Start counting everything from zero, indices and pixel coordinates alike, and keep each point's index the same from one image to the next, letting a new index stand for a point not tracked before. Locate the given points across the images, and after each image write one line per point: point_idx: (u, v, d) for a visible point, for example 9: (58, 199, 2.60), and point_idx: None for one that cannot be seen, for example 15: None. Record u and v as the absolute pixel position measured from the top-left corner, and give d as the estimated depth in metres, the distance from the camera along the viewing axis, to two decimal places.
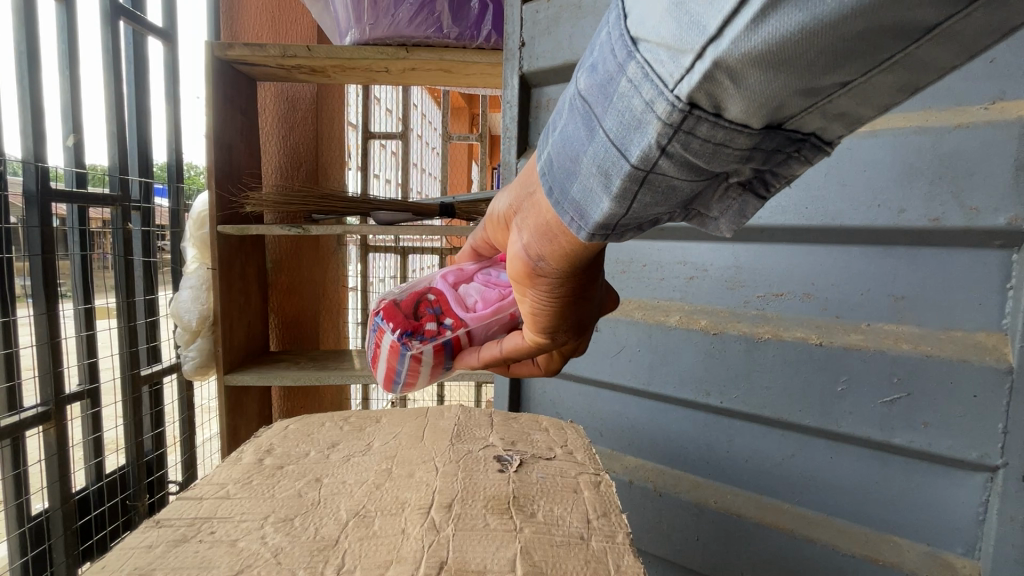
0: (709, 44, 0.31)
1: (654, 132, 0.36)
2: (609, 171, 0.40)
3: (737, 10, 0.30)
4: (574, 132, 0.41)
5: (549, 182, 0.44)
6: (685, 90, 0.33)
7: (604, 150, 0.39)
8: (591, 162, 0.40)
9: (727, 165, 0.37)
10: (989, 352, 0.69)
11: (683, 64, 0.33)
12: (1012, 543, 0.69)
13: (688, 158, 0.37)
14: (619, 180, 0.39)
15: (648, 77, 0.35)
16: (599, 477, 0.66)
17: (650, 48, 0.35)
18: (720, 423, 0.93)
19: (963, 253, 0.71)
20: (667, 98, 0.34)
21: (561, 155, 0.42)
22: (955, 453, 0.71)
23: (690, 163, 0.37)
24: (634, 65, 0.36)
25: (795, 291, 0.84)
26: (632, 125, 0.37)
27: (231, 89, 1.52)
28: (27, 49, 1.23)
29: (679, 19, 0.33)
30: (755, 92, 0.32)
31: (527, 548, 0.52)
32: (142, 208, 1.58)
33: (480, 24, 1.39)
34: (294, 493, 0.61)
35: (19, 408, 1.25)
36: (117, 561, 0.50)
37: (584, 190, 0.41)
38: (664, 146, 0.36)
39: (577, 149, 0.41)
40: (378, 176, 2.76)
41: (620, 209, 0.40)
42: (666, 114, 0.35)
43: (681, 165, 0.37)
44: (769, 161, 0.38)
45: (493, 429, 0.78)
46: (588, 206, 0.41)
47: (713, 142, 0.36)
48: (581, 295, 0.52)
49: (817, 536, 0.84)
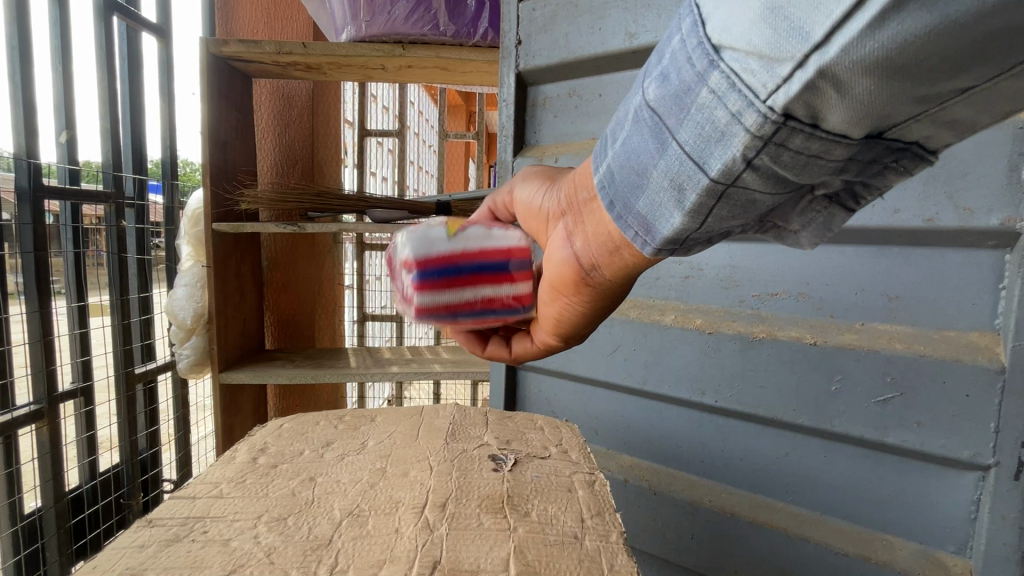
0: (813, 52, 0.33)
1: (741, 144, 0.38)
2: (683, 184, 0.43)
3: (847, 18, 0.31)
4: (639, 144, 0.44)
5: (612, 194, 0.46)
6: (780, 101, 0.36)
7: (677, 163, 0.42)
8: (662, 174, 0.43)
9: (818, 174, 0.40)
10: (982, 351, 0.69)
11: (780, 74, 0.35)
12: (1004, 542, 0.69)
13: (776, 169, 0.40)
14: (693, 191, 0.42)
15: (735, 87, 0.37)
16: (594, 476, 0.66)
17: (737, 58, 0.37)
18: (715, 422, 0.93)
19: (957, 253, 0.71)
20: (758, 109, 0.37)
21: (628, 167, 0.45)
22: (948, 453, 0.72)
23: (778, 173, 0.40)
24: (718, 74, 0.38)
25: (791, 290, 0.84)
26: (713, 136, 0.40)
27: (226, 85, 1.52)
28: (19, 44, 1.21)
29: (775, 26, 0.34)
30: (860, 102, 0.34)
31: (520, 548, 0.52)
32: (136, 205, 1.57)
33: (477, 21, 1.39)
34: (288, 493, 0.61)
35: (13, 405, 1.25)
36: (109, 560, 0.50)
37: (650, 203, 0.44)
38: (750, 158, 0.39)
39: (646, 162, 0.44)
40: (375, 174, 2.75)
41: (693, 223, 0.44)
42: (756, 125, 0.37)
43: (766, 175, 0.40)
44: (864, 172, 0.41)
45: (488, 428, 0.78)
46: (656, 222, 0.44)
47: (806, 154, 0.38)
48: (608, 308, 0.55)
49: (810, 534, 0.84)
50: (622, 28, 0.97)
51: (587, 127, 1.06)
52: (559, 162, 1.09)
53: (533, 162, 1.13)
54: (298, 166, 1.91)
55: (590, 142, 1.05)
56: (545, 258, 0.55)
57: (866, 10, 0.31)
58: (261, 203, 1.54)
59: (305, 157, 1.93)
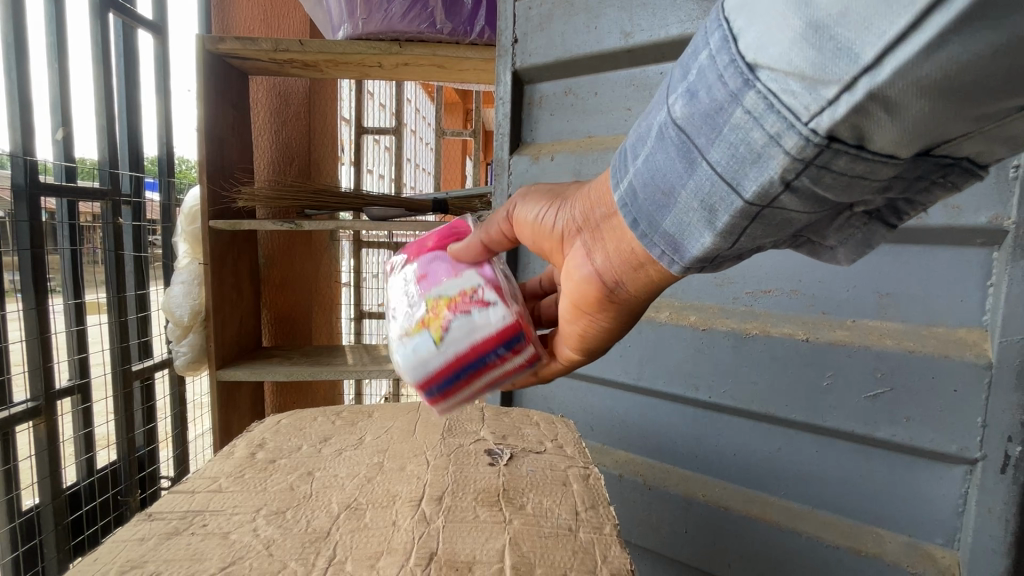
0: (862, 74, 0.33)
1: (779, 166, 0.38)
2: (715, 205, 0.42)
3: (900, 38, 0.32)
4: (666, 164, 0.44)
5: (636, 212, 0.46)
6: (824, 123, 0.35)
7: (707, 184, 0.42)
8: (693, 195, 0.43)
9: (861, 195, 0.40)
10: (970, 348, 0.71)
11: (825, 95, 0.35)
12: (991, 535, 0.70)
13: (815, 192, 0.39)
14: (725, 213, 0.42)
15: (772, 107, 0.37)
16: (588, 471, 0.67)
17: (774, 77, 0.37)
18: (709, 418, 0.94)
19: (946, 251, 0.72)
20: (800, 131, 0.36)
21: (652, 186, 0.45)
22: (936, 447, 0.73)
23: (816, 195, 0.39)
24: (753, 93, 0.38)
25: (783, 287, 0.85)
26: (748, 157, 0.39)
27: (223, 82, 1.51)
28: (14, 41, 1.21)
29: (819, 47, 0.34)
30: (908, 122, 0.34)
31: (515, 539, 0.53)
32: (133, 202, 1.57)
33: (474, 19, 1.38)
34: (286, 487, 0.62)
35: (10, 403, 1.25)
36: (109, 553, 0.50)
37: (679, 227, 0.44)
38: (789, 180, 0.39)
39: (674, 182, 0.43)
40: (372, 171, 2.75)
41: (724, 245, 0.44)
42: (797, 148, 0.37)
43: (806, 198, 0.40)
44: (909, 189, 0.41)
45: (484, 424, 0.78)
46: (685, 241, 0.44)
47: (850, 175, 0.38)
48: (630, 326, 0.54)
49: (801, 527, 0.85)
50: (618, 28, 0.98)
51: (583, 125, 1.07)
52: (555, 160, 1.09)
53: (529, 160, 1.14)
54: (295, 163, 1.91)
55: (586, 140, 1.06)
56: (562, 276, 0.53)
57: (923, 30, 0.31)
58: (258, 201, 1.54)
59: (302, 155, 1.93)
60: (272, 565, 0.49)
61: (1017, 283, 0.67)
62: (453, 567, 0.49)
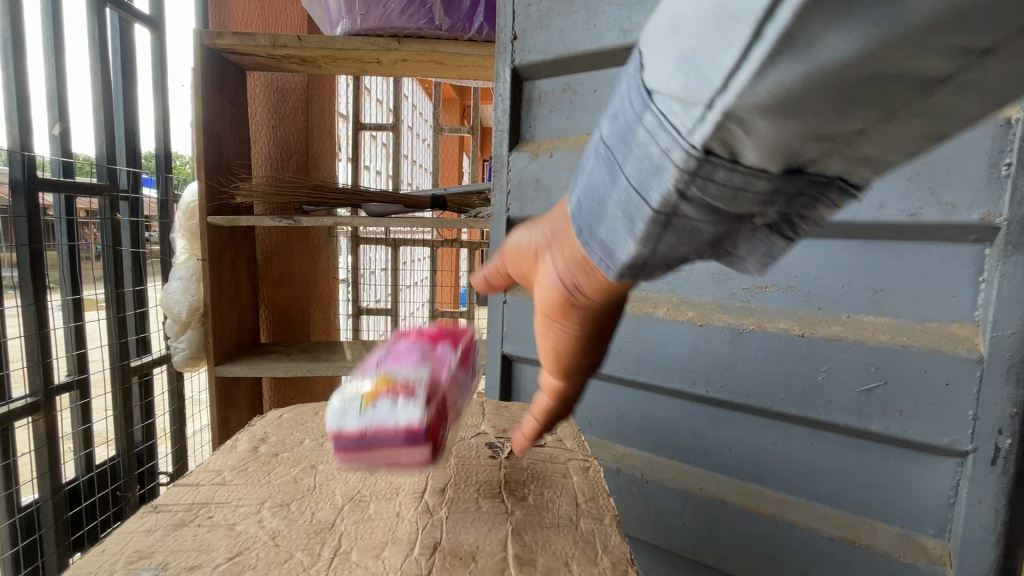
0: (718, 95, 0.31)
1: (672, 179, 0.35)
2: (635, 216, 0.38)
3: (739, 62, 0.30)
4: (595, 175, 0.40)
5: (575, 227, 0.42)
6: (699, 138, 0.33)
7: (627, 198, 0.38)
8: (617, 208, 0.39)
9: (749, 208, 0.36)
10: (961, 342, 0.72)
11: (694, 114, 0.32)
12: (981, 525, 0.72)
13: (709, 205, 0.36)
14: (642, 225, 0.38)
15: (664, 126, 0.34)
16: (588, 463, 0.68)
17: (664, 99, 0.34)
18: (706, 412, 0.95)
19: (940, 248, 0.73)
20: (682, 146, 0.34)
21: (586, 202, 0.41)
22: (929, 440, 0.74)
23: (711, 207, 0.36)
24: (649, 114, 0.35)
25: (780, 283, 0.86)
26: (651, 171, 0.36)
27: (220, 78, 1.51)
28: (11, 35, 1.21)
29: (686, 72, 0.32)
30: (769, 138, 0.32)
31: (517, 529, 0.54)
32: (130, 199, 1.56)
33: (472, 15, 1.37)
34: (290, 480, 0.63)
35: (9, 398, 1.25)
36: (117, 544, 0.51)
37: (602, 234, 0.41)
38: (683, 191, 0.35)
39: (602, 194, 0.39)
40: (370, 168, 2.75)
41: (646, 254, 0.39)
42: (681, 161, 0.34)
43: (702, 212, 0.36)
44: (792, 205, 0.37)
45: (484, 418, 0.79)
46: (616, 248, 0.39)
47: (732, 186, 0.35)
48: (611, 327, 0.48)
49: (797, 520, 0.87)
50: (617, 25, 0.98)
51: (582, 122, 1.08)
52: (554, 157, 1.10)
53: (529, 156, 1.14)
54: (292, 159, 1.90)
55: (585, 137, 1.07)
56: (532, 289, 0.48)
57: (752, 58, 0.29)
58: (257, 197, 1.54)
59: (300, 151, 1.93)
60: (278, 555, 0.50)
61: (1008, 279, 0.68)
62: (457, 556, 0.50)
